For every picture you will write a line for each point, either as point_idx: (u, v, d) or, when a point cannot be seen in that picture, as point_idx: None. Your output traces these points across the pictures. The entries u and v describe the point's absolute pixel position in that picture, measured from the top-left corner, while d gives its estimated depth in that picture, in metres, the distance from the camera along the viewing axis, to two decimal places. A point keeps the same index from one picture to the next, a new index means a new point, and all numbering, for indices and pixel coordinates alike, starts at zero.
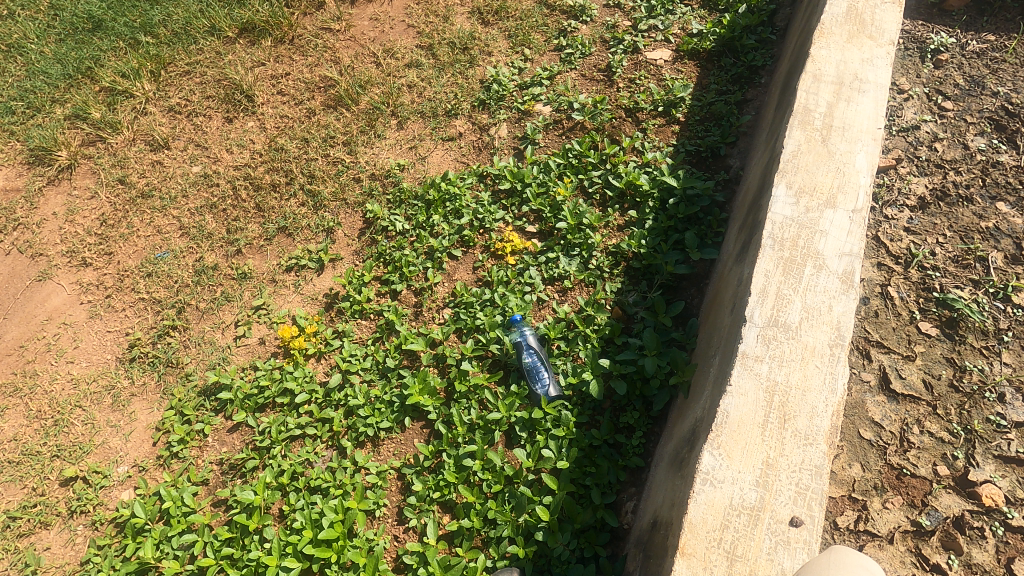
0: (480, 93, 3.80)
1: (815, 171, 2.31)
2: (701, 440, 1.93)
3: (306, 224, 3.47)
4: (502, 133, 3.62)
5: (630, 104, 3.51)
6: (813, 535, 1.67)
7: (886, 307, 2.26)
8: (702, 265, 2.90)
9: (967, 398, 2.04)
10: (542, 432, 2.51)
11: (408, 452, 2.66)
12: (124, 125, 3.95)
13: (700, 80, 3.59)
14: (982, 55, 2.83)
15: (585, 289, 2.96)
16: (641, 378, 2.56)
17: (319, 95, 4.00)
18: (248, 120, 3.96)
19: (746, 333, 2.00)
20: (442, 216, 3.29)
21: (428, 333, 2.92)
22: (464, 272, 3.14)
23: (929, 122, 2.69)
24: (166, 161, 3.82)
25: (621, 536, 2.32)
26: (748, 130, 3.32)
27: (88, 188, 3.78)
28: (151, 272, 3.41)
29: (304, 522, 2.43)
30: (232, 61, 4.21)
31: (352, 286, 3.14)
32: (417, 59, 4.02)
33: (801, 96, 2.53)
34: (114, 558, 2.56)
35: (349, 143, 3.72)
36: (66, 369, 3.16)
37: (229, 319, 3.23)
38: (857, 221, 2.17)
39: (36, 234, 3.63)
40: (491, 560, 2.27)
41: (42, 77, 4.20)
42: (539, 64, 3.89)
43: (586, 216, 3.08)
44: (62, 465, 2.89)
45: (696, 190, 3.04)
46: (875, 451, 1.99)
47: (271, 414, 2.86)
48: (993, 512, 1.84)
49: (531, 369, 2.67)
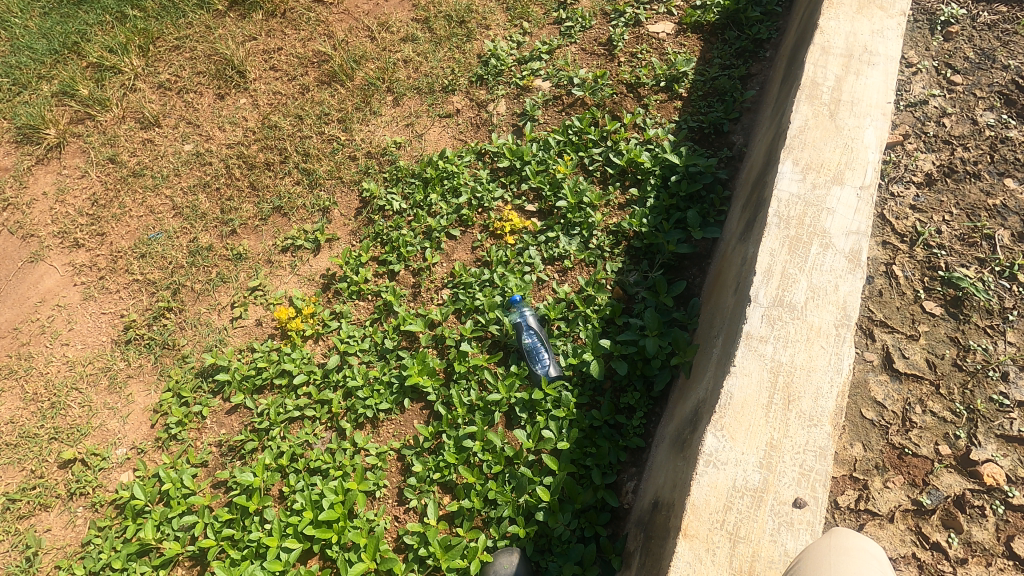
0: (478, 68, 3.70)
1: (822, 147, 2.25)
2: (703, 422, 1.91)
3: (301, 204, 3.41)
4: (501, 110, 3.54)
5: (631, 79, 3.43)
6: (817, 516, 1.66)
7: (891, 287, 2.23)
8: (704, 245, 2.85)
9: (970, 377, 2.02)
10: (543, 413, 2.49)
11: (408, 433, 2.65)
12: (113, 102, 3.86)
13: (702, 54, 3.50)
14: (993, 27, 2.75)
15: (585, 269, 2.92)
16: (641, 359, 2.54)
17: (312, 70, 3.91)
18: (240, 97, 3.86)
19: (750, 313, 1.97)
20: (440, 194, 3.23)
21: (427, 314, 2.88)
22: (463, 252, 3.09)
23: (937, 97, 2.62)
24: (157, 140, 3.74)
25: (621, 516, 2.32)
26: (752, 106, 3.24)
27: (78, 167, 3.70)
28: (145, 253, 3.36)
29: (304, 503, 2.44)
30: (222, 36, 4.09)
31: (350, 267, 3.10)
32: (412, 33, 3.90)
33: (808, 69, 2.46)
34: (114, 539, 2.55)
35: (344, 120, 3.64)
36: (61, 352, 3.13)
37: (224, 301, 3.19)
38: (864, 199, 2.13)
39: (26, 214, 3.56)
40: (492, 540, 2.28)
41: (27, 53, 4.08)
42: (539, 37, 3.79)
43: (586, 194, 3.03)
44: (60, 447, 2.88)
45: (698, 167, 2.97)
46: (877, 431, 1.98)
47: (270, 395, 2.83)
48: (994, 490, 1.84)
49: (531, 350, 2.64)
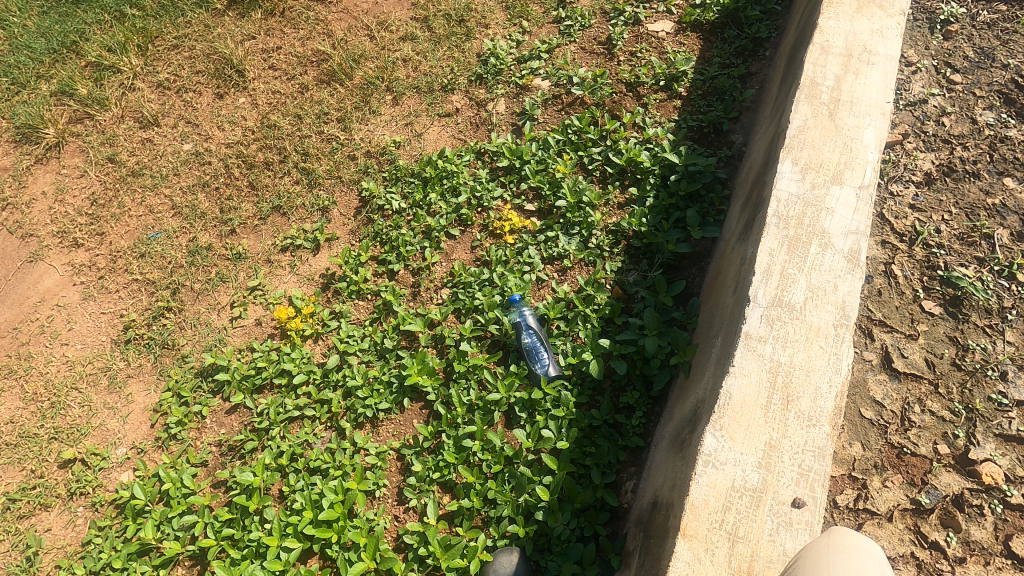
0: (477, 67, 3.70)
1: (822, 147, 2.25)
2: (703, 422, 1.91)
3: (300, 203, 3.41)
4: (500, 109, 3.54)
5: (631, 78, 3.43)
6: (816, 516, 1.66)
7: (890, 286, 2.23)
8: (704, 244, 2.85)
9: (969, 377, 2.02)
10: (542, 412, 2.50)
11: (408, 432, 2.65)
12: (112, 101, 3.85)
13: (702, 53, 3.50)
14: (993, 26, 2.75)
15: (585, 268, 2.92)
16: (641, 358, 2.54)
17: (312, 69, 3.90)
18: (239, 96, 3.86)
19: (749, 313, 1.97)
20: (440, 193, 3.23)
21: (427, 314, 2.88)
22: (463, 251, 3.09)
23: (937, 96, 2.62)
24: (156, 139, 3.74)
25: (621, 515, 2.33)
26: (751, 105, 3.24)
27: (77, 167, 3.70)
28: (144, 253, 3.36)
29: (304, 503, 2.44)
30: (221, 35, 4.08)
31: (349, 266, 3.10)
32: (412, 32, 3.90)
33: (808, 69, 2.45)
34: (114, 539, 2.55)
35: (343, 120, 3.64)
36: (61, 352, 3.13)
37: (224, 301, 3.19)
38: (864, 199, 2.13)
39: (25, 214, 3.56)
40: (491, 539, 2.29)
41: (26, 52, 4.07)
42: (538, 36, 3.78)
43: (585, 194, 3.03)
44: (60, 447, 2.88)
45: (698, 167, 2.97)
46: (876, 431, 1.98)
47: (270, 395, 2.83)
48: (993, 490, 1.84)
49: (531, 350, 2.65)
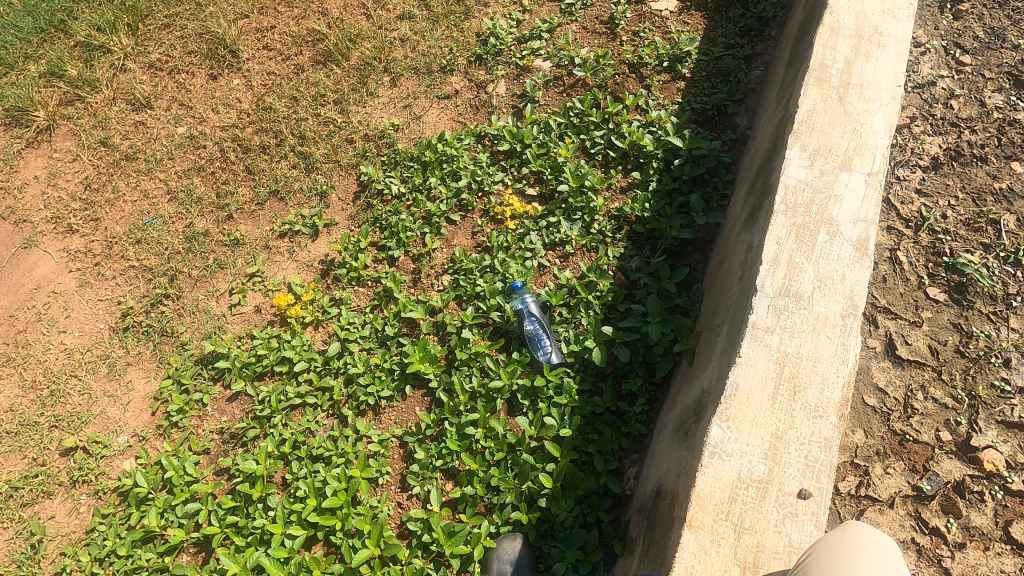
0: (477, 47, 3.62)
1: (831, 133, 2.21)
2: (708, 412, 1.91)
3: (298, 188, 3.36)
4: (501, 91, 3.47)
5: (634, 59, 3.36)
6: (822, 507, 1.67)
7: (895, 273, 2.21)
8: (707, 229, 2.82)
9: (972, 363, 2.01)
10: (544, 400, 2.49)
11: (411, 420, 2.64)
12: (103, 82, 3.76)
13: (707, 33, 3.42)
14: (1004, 5, 2.68)
15: (587, 255, 2.88)
16: (644, 345, 2.53)
17: (307, 49, 3.81)
18: (233, 77, 3.78)
19: (757, 303, 1.95)
20: (440, 178, 3.18)
21: (428, 300, 2.86)
22: (463, 237, 3.06)
23: (946, 78, 2.56)
24: (149, 122, 3.66)
25: (623, 501, 2.34)
26: (756, 87, 3.17)
27: (69, 151, 3.63)
28: (140, 239, 3.31)
29: (308, 490, 2.45)
30: (213, 13, 3.97)
31: (349, 252, 3.06)
32: (409, 10, 3.80)
33: (817, 51, 2.40)
34: (119, 526, 2.57)
35: (340, 102, 3.56)
36: (59, 339, 3.10)
37: (223, 287, 3.16)
38: (872, 186, 2.10)
39: (19, 200, 3.51)
40: (495, 525, 2.32)
41: (13, 31, 3.96)
42: (539, 15, 3.70)
43: (587, 178, 2.99)
44: (61, 435, 2.87)
45: (702, 150, 2.92)
46: (878, 418, 1.98)
47: (270, 382, 2.82)
48: (994, 476, 1.84)
49: (532, 337, 2.62)
